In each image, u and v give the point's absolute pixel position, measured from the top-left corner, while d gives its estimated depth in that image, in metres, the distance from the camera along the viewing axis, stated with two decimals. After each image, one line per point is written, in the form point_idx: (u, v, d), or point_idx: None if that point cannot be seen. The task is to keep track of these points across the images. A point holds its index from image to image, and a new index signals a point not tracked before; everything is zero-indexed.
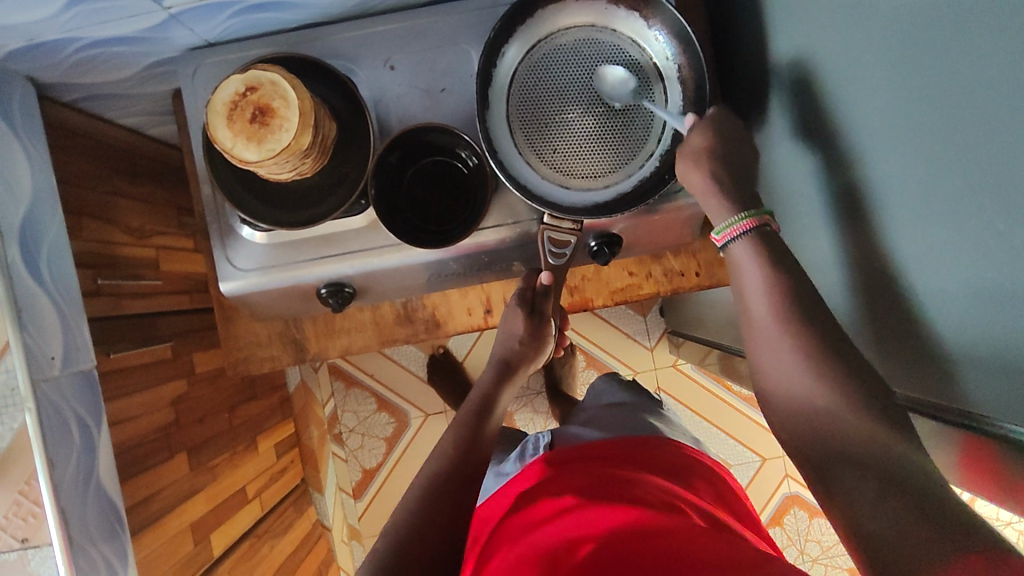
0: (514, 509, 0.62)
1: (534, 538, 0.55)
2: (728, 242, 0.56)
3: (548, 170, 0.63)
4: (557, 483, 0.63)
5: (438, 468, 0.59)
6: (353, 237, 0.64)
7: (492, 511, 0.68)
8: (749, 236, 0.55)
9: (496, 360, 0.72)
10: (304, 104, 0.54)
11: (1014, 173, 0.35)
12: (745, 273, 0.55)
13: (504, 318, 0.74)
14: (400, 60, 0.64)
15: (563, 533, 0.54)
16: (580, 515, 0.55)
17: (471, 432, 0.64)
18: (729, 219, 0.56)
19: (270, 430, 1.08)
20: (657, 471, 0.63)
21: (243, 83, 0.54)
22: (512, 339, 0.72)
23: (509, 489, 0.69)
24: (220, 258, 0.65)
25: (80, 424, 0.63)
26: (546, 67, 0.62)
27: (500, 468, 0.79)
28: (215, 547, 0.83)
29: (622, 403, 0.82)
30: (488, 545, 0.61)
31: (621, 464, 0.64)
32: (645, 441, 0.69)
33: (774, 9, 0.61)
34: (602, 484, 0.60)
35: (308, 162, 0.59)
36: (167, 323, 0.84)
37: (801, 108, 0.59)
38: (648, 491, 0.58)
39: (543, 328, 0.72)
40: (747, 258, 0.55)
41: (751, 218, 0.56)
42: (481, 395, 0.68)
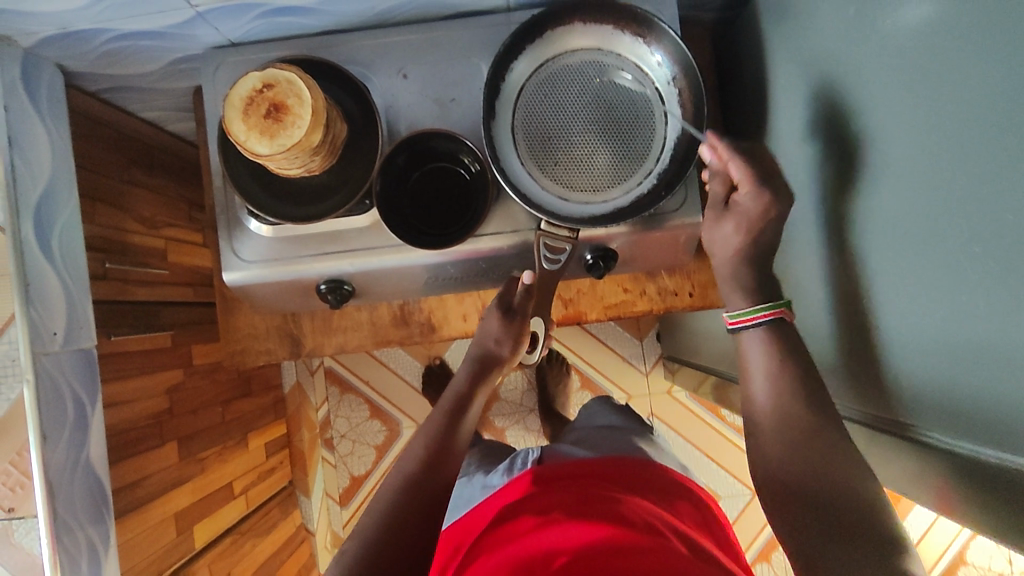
0: (496, 521, 0.63)
1: (513, 550, 0.55)
2: (746, 326, 0.59)
3: (549, 182, 0.64)
4: (542, 495, 0.63)
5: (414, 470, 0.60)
6: (356, 236, 0.66)
7: (474, 519, 0.69)
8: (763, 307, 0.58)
9: (473, 363, 0.72)
10: (316, 103, 0.57)
11: (1001, 196, 0.36)
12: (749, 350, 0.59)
13: (484, 318, 0.74)
14: (414, 69, 0.67)
15: (544, 544, 0.54)
16: (560, 530, 0.55)
17: (449, 436, 0.65)
18: (752, 307, 0.59)
19: (261, 428, 1.09)
20: (640, 488, 0.64)
21: (261, 80, 0.57)
22: (488, 340, 0.71)
23: (493, 497, 0.70)
24: (225, 249, 0.67)
25: (75, 400, 0.63)
26: (552, 84, 0.65)
27: (488, 479, 0.77)
28: (198, 539, 0.84)
29: (612, 423, 0.82)
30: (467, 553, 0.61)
31: (607, 479, 0.65)
32: (631, 458, 0.69)
33: (777, 43, 0.64)
34: (585, 497, 0.61)
35: (317, 160, 0.62)
36: (171, 312, 0.86)
37: (801, 137, 0.61)
38: (628, 507, 0.58)
39: (522, 330, 0.70)
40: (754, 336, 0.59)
41: (771, 309, 0.59)
42: (456, 399, 0.69)
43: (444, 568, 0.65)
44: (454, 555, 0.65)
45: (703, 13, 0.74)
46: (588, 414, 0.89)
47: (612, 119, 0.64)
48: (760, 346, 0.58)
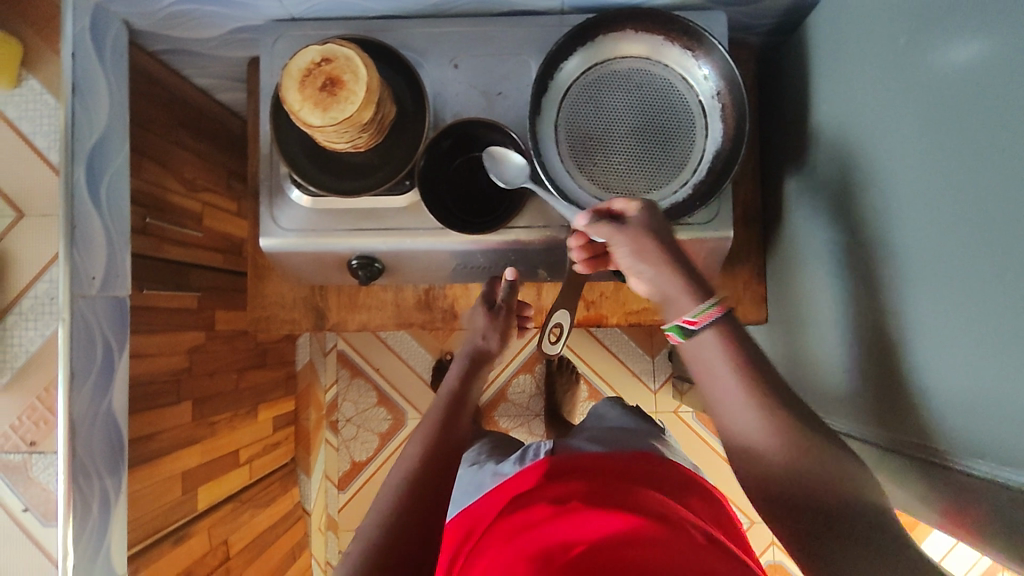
0: (507, 507, 0.63)
1: (531, 537, 0.56)
2: (703, 326, 0.54)
3: (586, 182, 0.65)
4: (556, 484, 0.64)
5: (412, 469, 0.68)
6: (393, 216, 0.68)
7: (485, 507, 0.69)
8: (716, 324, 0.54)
9: (462, 363, 0.79)
10: (371, 81, 0.60)
11: None
12: (710, 357, 0.54)
13: (470, 316, 0.80)
14: (465, 60, 0.69)
15: (560, 534, 0.55)
16: (575, 519, 0.56)
17: (443, 439, 0.72)
18: (697, 306, 0.55)
19: (271, 401, 1.10)
20: (653, 484, 0.64)
21: (320, 54, 0.60)
22: (477, 337, 0.78)
23: (506, 484, 0.70)
24: (265, 215, 0.69)
25: (105, 345, 0.64)
26: (598, 88, 0.65)
27: (497, 468, 0.75)
28: (200, 501, 0.85)
29: (625, 428, 0.83)
30: (481, 540, 0.62)
31: (622, 473, 0.65)
32: (644, 454, 0.70)
33: (822, 68, 0.65)
34: (600, 488, 0.61)
35: (365, 137, 0.64)
36: (200, 276, 0.88)
37: (841, 159, 0.62)
38: (641, 500, 0.59)
39: (505, 325, 0.78)
40: (706, 350, 0.54)
41: (717, 304, 0.55)
42: (449, 399, 0.76)
43: (457, 553, 0.66)
44: (466, 542, 0.65)
45: (751, 35, 0.75)
46: (598, 418, 0.90)
47: (653, 127, 0.65)
48: (716, 347, 0.54)
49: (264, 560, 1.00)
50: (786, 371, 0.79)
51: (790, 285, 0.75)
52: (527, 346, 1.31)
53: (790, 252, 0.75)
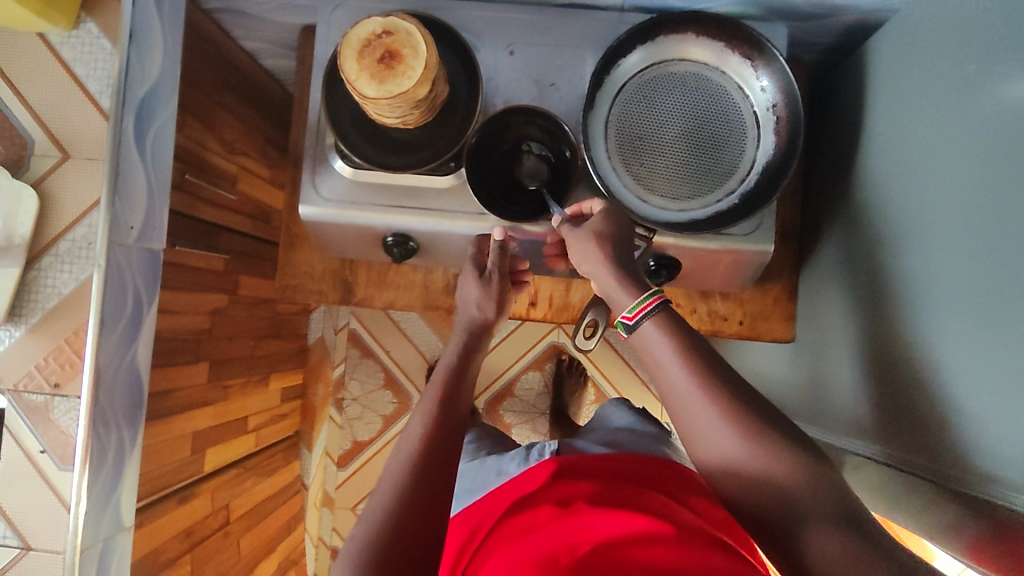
0: (514, 508, 0.64)
1: (535, 539, 0.56)
2: (643, 317, 0.54)
3: (631, 180, 0.64)
4: (563, 484, 0.63)
5: (413, 462, 0.57)
6: (434, 197, 0.68)
7: (489, 505, 0.69)
8: (658, 313, 0.54)
9: (461, 337, 0.72)
10: (429, 58, 0.60)
11: None
12: (654, 352, 0.54)
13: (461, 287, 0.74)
14: (522, 48, 0.68)
15: (564, 537, 0.55)
16: (581, 522, 0.56)
17: (449, 411, 0.63)
18: (636, 299, 0.55)
19: (282, 371, 1.10)
20: (662, 485, 0.64)
21: (382, 26, 0.60)
22: (469, 307, 0.72)
23: (513, 482, 0.70)
24: (306, 183, 0.69)
25: (135, 297, 0.64)
26: (653, 88, 0.65)
27: (502, 466, 0.77)
28: (207, 463, 0.85)
29: (638, 429, 0.83)
30: (488, 539, 0.62)
31: (631, 476, 0.65)
32: (653, 456, 0.70)
33: (879, 89, 0.64)
34: (608, 491, 0.61)
35: (415, 115, 0.63)
36: (230, 239, 0.87)
37: (889, 182, 0.61)
38: (649, 502, 0.59)
39: (499, 291, 0.72)
40: (656, 343, 0.53)
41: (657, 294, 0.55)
42: (453, 373, 0.67)
43: (461, 549, 0.66)
44: (471, 540, 0.65)
45: (807, 52, 0.75)
46: (606, 419, 0.90)
47: (705, 133, 0.64)
48: (665, 343, 0.53)
49: (264, 527, 1.01)
50: (806, 391, 0.79)
51: (821, 304, 0.75)
52: (539, 343, 1.30)
53: (823, 272, 0.74)
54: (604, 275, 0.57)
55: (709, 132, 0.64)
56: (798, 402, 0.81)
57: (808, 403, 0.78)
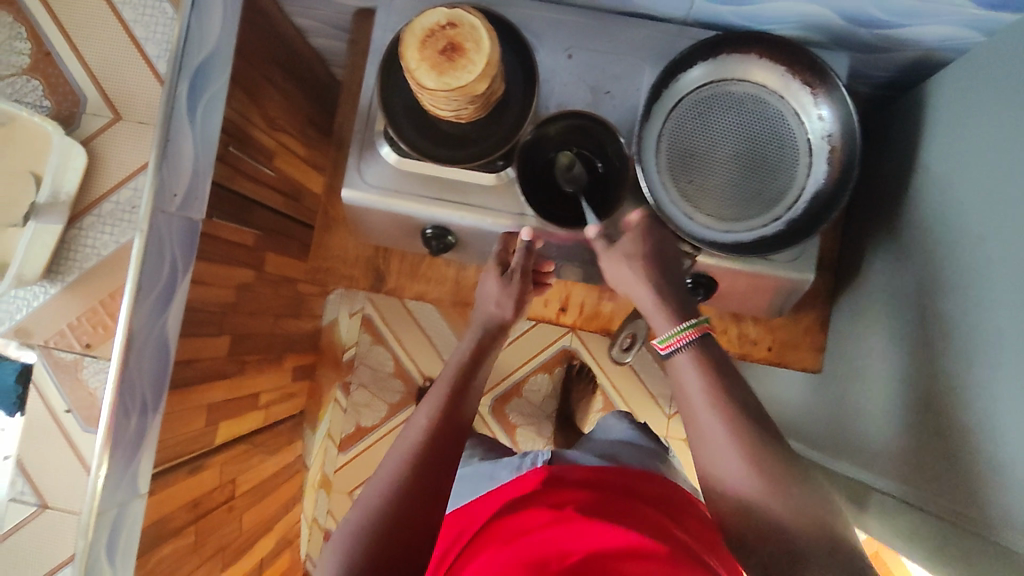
0: (506, 510, 0.63)
1: (527, 541, 0.56)
2: (678, 347, 0.56)
3: (679, 196, 0.63)
4: (558, 492, 0.63)
5: (411, 466, 0.55)
6: (478, 192, 0.67)
7: (479, 507, 0.68)
8: (694, 344, 0.56)
9: (477, 334, 0.66)
10: (491, 54, 0.59)
11: None
12: (682, 376, 0.56)
13: (484, 282, 0.70)
14: (580, 52, 0.68)
15: (556, 542, 0.55)
16: (574, 529, 0.56)
17: (457, 410, 0.59)
18: (674, 328, 0.57)
19: (296, 351, 1.10)
20: (651, 504, 0.65)
21: (446, 17, 0.60)
22: (489, 305, 0.67)
23: (505, 486, 0.69)
24: (352, 166, 0.68)
25: (171, 265, 0.63)
26: (710, 106, 0.64)
27: (497, 470, 0.77)
28: (218, 435, 0.84)
29: (641, 443, 0.83)
30: (476, 539, 0.62)
31: (622, 491, 0.65)
32: (648, 475, 0.70)
33: (935, 127, 0.64)
34: (600, 506, 0.61)
35: (470, 110, 0.63)
36: (263, 215, 0.87)
37: (938, 222, 0.61)
38: (638, 520, 0.59)
39: (520, 290, 0.67)
40: (686, 369, 0.56)
41: (695, 326, 0.57)
42: (466, 368, 0.63)
43: (444, 550, 0.65)
44: (459, 542, 0.64)
45: (863, 84, 0.75)
46: (605, 430, 0.90)
47: (757, 156, 0.63)
48: (692, 369, 0.55)
49: (265, 503, 1.01)
50: (824, 422, 0.78)
51: (851, 338, 0.75)
52: (551, 347, 1.30)
53: (861, 304, 0.74)
54: (643, 299, 0.60)
55: (762, 155, 0.63)
56: (815, 433, 0.81)
57: (826, 434, 0.78)
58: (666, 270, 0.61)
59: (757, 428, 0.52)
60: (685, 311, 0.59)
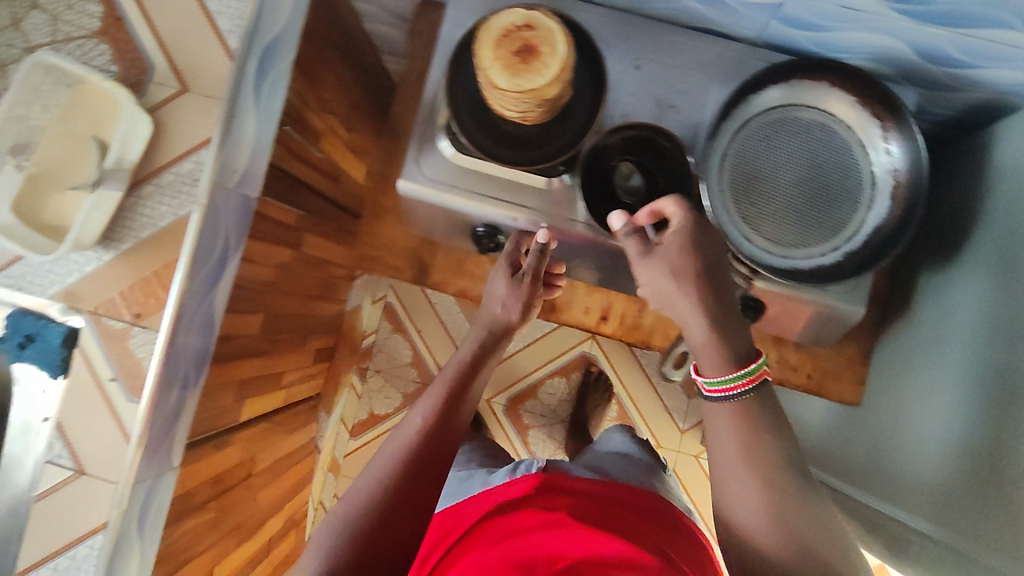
0: (499, 510, 0.67)
1: (516, 544, 0.60)
2: (725, 397, 0.54)
3: (737, 217, 0.63)
4: (551, 500, 0.67)
5: (402, 465, 0.55)
6: (534, 195, 0.67)
7: (473, 502, 0.71)
8: (747, 394, 0.54)
9: (480, 336, 0.69)
10: (565, 60, 0.59)
11: None
12: (716, 418, 0.55)
13: (492, 284, 0.72)
14: (648, 64, 0.67)
15: (545, 549, 0.60)
16: (563, 535, 0.61)
17: (453, 413, 0.60)
18: (728, 373, 0.54)
19: (319, 333, 1.10)
20: (640, 516, 0.68)
21: (524, 19, 0.59)
22: (496, 305, 0.70)
23: (499, 488, 0.71)
24: (409, 158, 0.69)
25: (224, 240, 0.63)
26: (777, 129, 0.63)
27: (487, 479, 0.77)
28: (244, 412, 0.84)
29: (639, 456, 0.85)
30: (467, 535, 0.65)
31: (614, 502, 0.68)
32: (641, 492, 0.72)
33: (1005, 172, 0.63)
34: (589, 513, 0.65)
35: (534, 114, 0.62)
36: (307, 196, 0.87)
37: (1007, 269, 0.60)
38: (625, 530, 0.64)
39: (528, 295, 0.70)
40: (726, 411, 0.54)
41: (753, 372, 0.54)
42: (464, 374, 0.64)
43: (430, 546, 0.68)
44: (447, 537, 0.67)
45: (927, 119, 0.74)
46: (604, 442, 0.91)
47: (820, 185, 0.63)
48: (723, 417, 0.54)
49: (279, 483, 1.02)
50: (853, 453, 0.79)
51: (900, 374, 0.75)
52: (570, 352, 1.30)
53: (917, 342, 0.73)
54: (688, 312, 0.56)
55: (825, 184, 0.62)
56: (840, 459, 0.82)
57: (853, 464, 0.78)
58: (714, 289, 0.57)
59: (785, 477, 0.52)
60: (738, 350, 0.55)
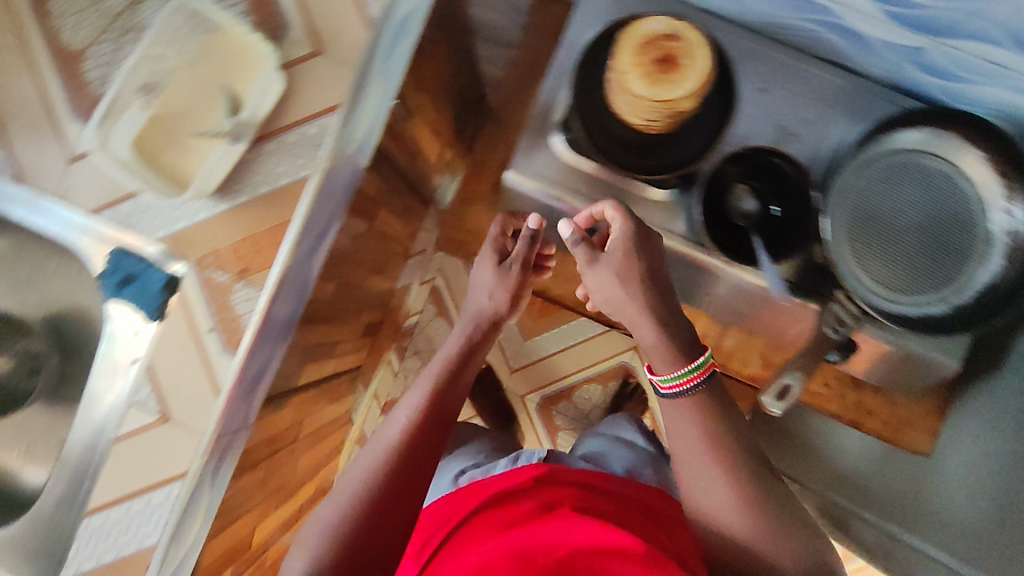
0: (496, 503, 0.67)
1: (516, 535, 0.59)
2: (680, 391, 0.59)
3: (849, 256, 0.62)
4: (545, 491, 0.67)
5: (394, 453, 0.61)
6: (640, 203, 0.68)
7: (471, 496, 0.72)
8: (699, 386, 0.59)
9: (468, 324, 0.75)
10: (705, 76, 0.58)
11: None
12: (677, 418, 0.60)
13: (478, 278, 0.78)
14: (774, 89, 0.66)
15: (538, 535, 0.58)
16: (562, 523, 0.59)
17: (439, 407, 0.66)
18: (679, 369, 0.59)
19: (371, 308, 1.09)
20: (642, 512, 0.67)
21: (670, 29, 0.59)
22: (484, 295, 0.76)
23: (498, 481, 0.72)
24: (518, 151, 0.70)
25: (334, 207, 0.63)
26: (899, 174, 0.61)
27: (494, 467, 0.82)
28: (303, 378, 0.84)
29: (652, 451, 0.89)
30: (461, 532, 0.65)
31: (613, 497, 0.68)
32: (643, 489, 0.74)
33: None
34: (586, 505, 0.65)
35: (659, 126, 0.61)
36: (391, 171, 0.86)
37: None
38: (633, 522, 0.62)
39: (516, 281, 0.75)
40: (680, 410, 0.60)
41: (702, 366, 0.60)
42: (454, 369, 0.70)
43: (428, 541, 0.68)
44: (444, 531, 0.68)
45: None
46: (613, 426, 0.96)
47: (941, 235, 0.59)
48: (689, 416, 0.59)
49: (317, 450, 1.01)
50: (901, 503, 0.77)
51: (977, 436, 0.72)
52: (611, 359, 1.27)
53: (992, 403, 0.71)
54: (640, 315, 0.62)
55: (946, 235, 0.59)
56: (861, 489, 0.82)
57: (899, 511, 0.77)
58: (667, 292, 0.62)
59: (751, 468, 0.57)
60: (688, 350, 0.60)
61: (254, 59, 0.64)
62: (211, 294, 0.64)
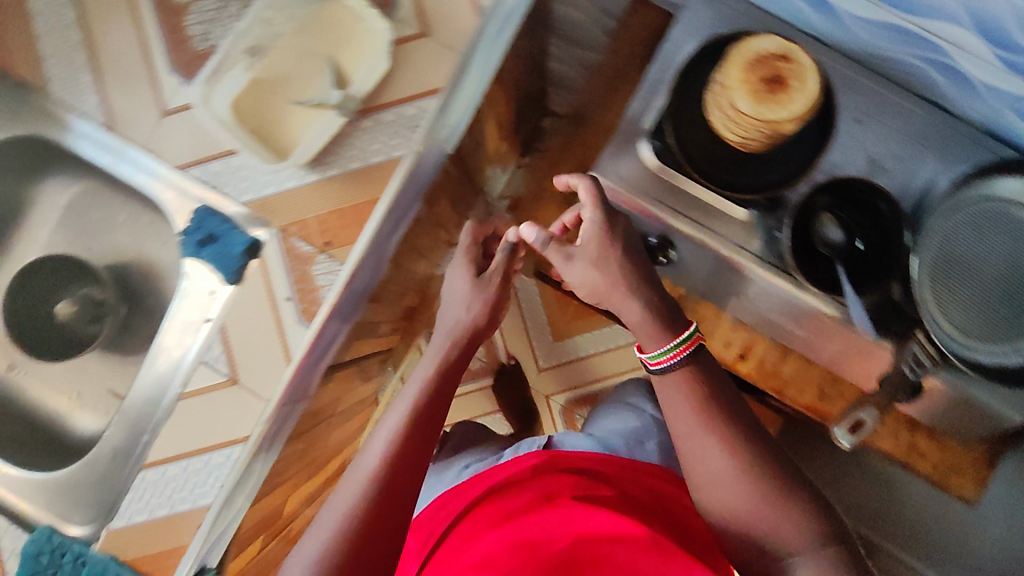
0: (497, 492, 0.66)
1: (517, 530, 0.57)
2: (668, 366, 0.58)
3: (931, 299, 0.61)
4: (543, 480, 0.65)
5: (398, 439, 0.57)
6: (722, 218, 0.67)
7: (468, 486, 0.70)
8: (684, 361, 0.58)
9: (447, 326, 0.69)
10: (811, 100, 0.57)
11: None
12: (671, 403, 0.58)
13: (453, 276, 0.73)
14: (871, 121, 0.65)
15: (538, 532, 0.57)
16: (562, 517, 0.58)
17: (442, 388, 0.63)
18: (663, 346, 0.58)
19: (414, 292, 1.08)
20: (635, 490, 0.66)
21: (783, 49, 0.58)
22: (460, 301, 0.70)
23: (493, 470, 0.70)
24: (604, 155, 0.70)
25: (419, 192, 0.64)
26: (986, 222, 0.61)
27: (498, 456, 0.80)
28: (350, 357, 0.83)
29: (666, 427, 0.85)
30: (464, 521, 0.64)
31: (605, 477, 0.67)
32: (627, 457, 0.72)
33: None
34: (583, 490, 0.63)
35: (756, 143, 0.61)
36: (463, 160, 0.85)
37: None
38: (629, 507, 0.61)
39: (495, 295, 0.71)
40: (673, 398, 0.57)
41: (686, 341, 0.58)
42: (455, 350, 0.67)
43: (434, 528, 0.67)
44: (445, 519, 0.67)
45: None
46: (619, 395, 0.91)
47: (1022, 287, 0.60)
48: (681, 393, 0.57)
49: (344, 428, 1.01)
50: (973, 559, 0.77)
51: None
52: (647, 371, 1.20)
53: None
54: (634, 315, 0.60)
55: None
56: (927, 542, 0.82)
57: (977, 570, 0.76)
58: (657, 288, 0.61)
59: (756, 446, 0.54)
60: (672, 326, 0.59)
61: (361, 34, 0.69)
62: (292, 262, 0.71)
